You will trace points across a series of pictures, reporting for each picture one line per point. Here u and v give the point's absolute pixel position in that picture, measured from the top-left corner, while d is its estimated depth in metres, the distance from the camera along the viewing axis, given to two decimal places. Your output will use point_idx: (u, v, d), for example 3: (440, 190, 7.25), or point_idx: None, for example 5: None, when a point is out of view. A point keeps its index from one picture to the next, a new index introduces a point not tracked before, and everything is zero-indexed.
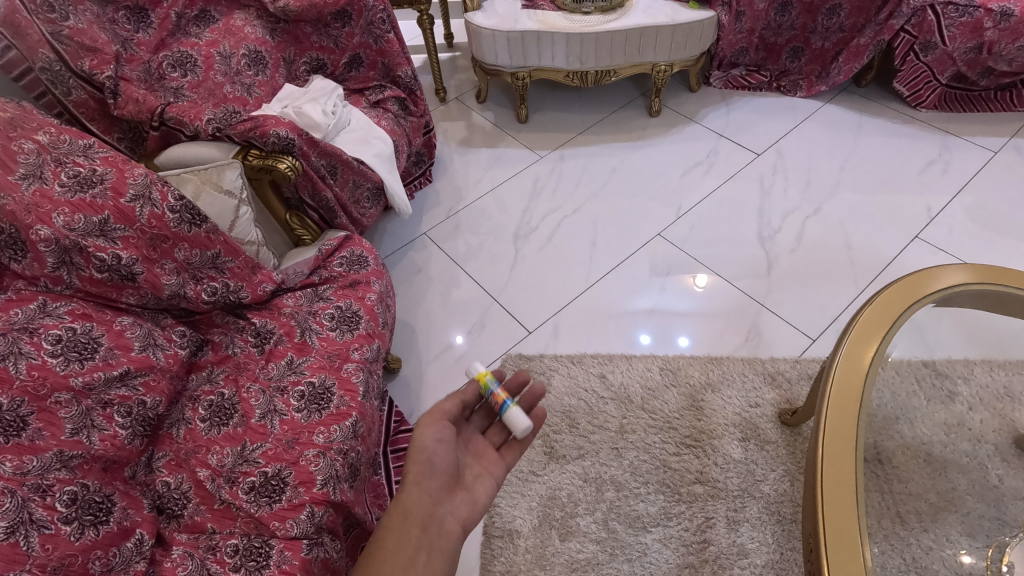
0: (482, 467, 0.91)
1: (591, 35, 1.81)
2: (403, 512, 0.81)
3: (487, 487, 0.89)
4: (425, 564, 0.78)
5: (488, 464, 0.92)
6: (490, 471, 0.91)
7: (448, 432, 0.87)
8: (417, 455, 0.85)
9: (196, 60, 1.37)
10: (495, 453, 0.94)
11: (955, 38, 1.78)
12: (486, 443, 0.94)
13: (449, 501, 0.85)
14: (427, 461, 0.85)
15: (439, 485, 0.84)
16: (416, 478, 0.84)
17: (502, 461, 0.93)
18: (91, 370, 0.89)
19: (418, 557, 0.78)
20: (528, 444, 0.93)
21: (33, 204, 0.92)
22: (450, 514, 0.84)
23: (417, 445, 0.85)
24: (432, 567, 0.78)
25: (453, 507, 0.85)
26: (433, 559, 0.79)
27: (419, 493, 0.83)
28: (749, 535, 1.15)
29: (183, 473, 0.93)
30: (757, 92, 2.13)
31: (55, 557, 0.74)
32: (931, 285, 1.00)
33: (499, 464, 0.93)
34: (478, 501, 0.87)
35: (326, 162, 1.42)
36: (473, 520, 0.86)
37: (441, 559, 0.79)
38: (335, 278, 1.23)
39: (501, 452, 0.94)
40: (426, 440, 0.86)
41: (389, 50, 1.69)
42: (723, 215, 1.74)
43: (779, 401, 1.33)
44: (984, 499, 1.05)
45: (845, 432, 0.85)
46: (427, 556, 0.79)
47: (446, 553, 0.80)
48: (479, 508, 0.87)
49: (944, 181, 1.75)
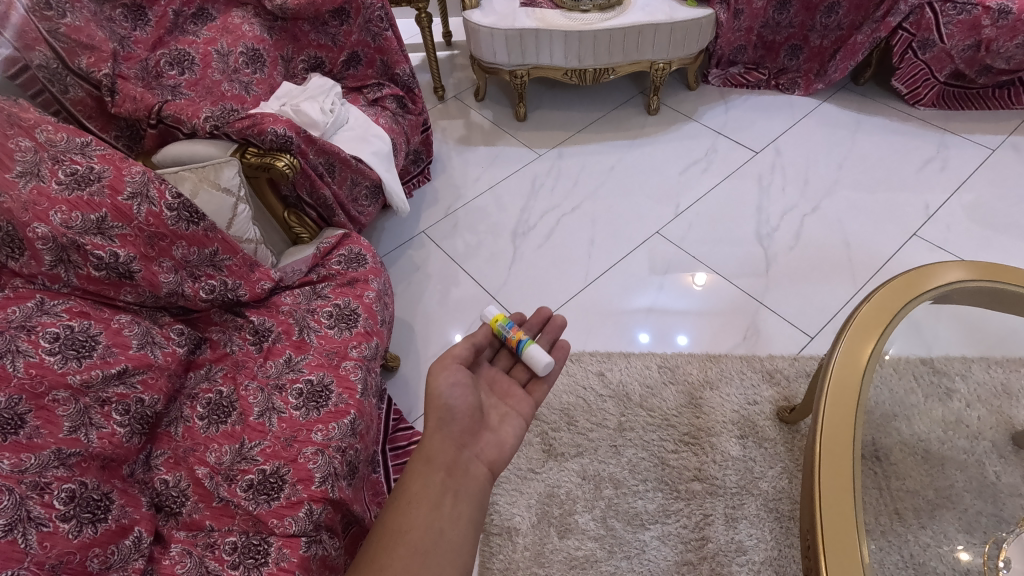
0: (505, 409, 0.93)
1: (589, 33, 1.81)
2: (425, 458, 0.82)
3: (511, 428, 0.90)
4: (453, 506, 0.79)
5: (514, 404, 0.94)
6: (515, 411, 0.93)
7: (463, 376, 0.88)
8: (434, 401, 0.85)
9: (194, 58, 1.37)
10: (518, 392, 0.96)
11: (953, 36, 1.78)
12: (510, 382, 0.97)
13: (473, 444, 0.86)
14: (446, 406, 0.85)
15: (460, 430, 0.85)
16: (436, 423, 0.84)
17: (529, 397, 0.96)
18: (88, 368, 0.88)
19: (445, 500, 0.79)
20: (554, 378, 0.97)
21: (31, 202, 0.92)
22: (474, 457, 0.85)
23: (433, 392, 0.85)
24: (460, 508, 0.79)
25: (477, 451, 0.86)
26: (460, 501, 0.80)
27: (440, 438, 0.84)
28: (747, 532, 1.16)
29: (182, 471, 0.93)
30: (755, 90, 2.13)
31: (53, 555, 0.74)
32: (929, 283, 1.00)
33: (524, 404, 0.94)
34: (502, 443, 0.88)
35: (324, 160, 1.42)
36: (500, 461, 0.87)
37: (468, 500, 0.80)
38: (333, 276, 1.23)
39: (526, 389, 0.97)
40: (441, 385, 0.85)
41: (388, 48, 1.68)
42: (721, 213, 1.74)
43: (777, 398, 1.33)
44: (982, 496, 1.05)
45: (843, 430, 0.86)
46: (453, 499, 0.79)
47: (473, 494, 0.81)
48: (504, 450, 0.88)
49: (942, 179, 1.76)
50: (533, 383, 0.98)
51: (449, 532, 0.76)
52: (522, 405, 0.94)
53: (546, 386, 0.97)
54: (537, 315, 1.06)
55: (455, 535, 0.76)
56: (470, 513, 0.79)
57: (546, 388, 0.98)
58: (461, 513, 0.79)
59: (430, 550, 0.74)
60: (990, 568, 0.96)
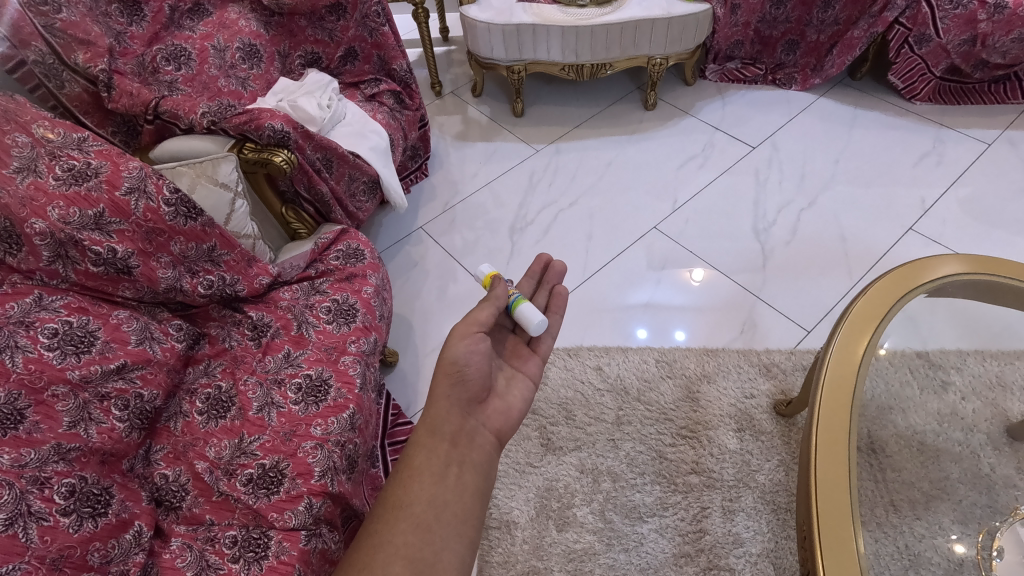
0: (513, 372, 0.93)
1: (586, 28, 1.81)
2: (429, 429, 0.81)
3: (519, 392, 0.90)
4: (457, 478, 0.78)
5: (521, 366, 0.94)
6: (521, 374, 0.93)
7: (483, 344, 0.85)
8: (446, 367, 0.83)
9: (190, 53, 1.37)
10: (526, 352, 0.96)
11: (950, 30, 1.79)
12: (517, 343, 0.97)
13: (480, 413, 0.85)
14: (454, 374, 0.83)
15: (467, 397, 0.84)
16: (442, 393, 0.83)
17: (535, 355, 0.96)
18: (88, 363, 0.89)
19: (450, 471, 0.78)
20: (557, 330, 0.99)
21: (29, 197, 0.92)
22: (481, 426, 0.84)
23: (448, 356, 0.83)
24: (465, 480, 0.78)
25: (483, 420, 0.85)
26: (465, 473, 0.79)
27: (446, 407, 0.82)
28: (744, 524, 1.16)
29: (181, 466, 0.93)
30: (751, 85, 2.13)
31: (53, 549, 0.74)
32: (923, 276, 1.01)
33: (532, 365, 0.95)
34: (510, 410, 0.88)
35: (322, 155, 1.42)
36: (506, 429, 0.87)
37: (473, 470, 0.80)
38: (331, 271, 1.24)
39: (533, 347, 0.97)
40: (458, 351, 0.83)
41: (385, 43, 1.68)
42: (718, 208, 1.74)
43: (774, 391, 1.33)
44: (978, 488, 1.05)
45: (840, 424, 0.86)
46: (459, 470, 0.79)
47: (478, 464, 0.80)
48: (511, 417, 0.88)
49: (938, 173, 1.76)
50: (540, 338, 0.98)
51: (453, 505, 0.76)
52: (531, 368, 0.94)
53: (551, 339, 0.98)
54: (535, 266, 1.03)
55: (460, 507, 0.76)
56: (475, 484, 0.79)
57: (551, 344, 0.98)
58: (466, 484, 0.78)
59: (434, 523, 0.73)
60: (983, 562, 0.96)
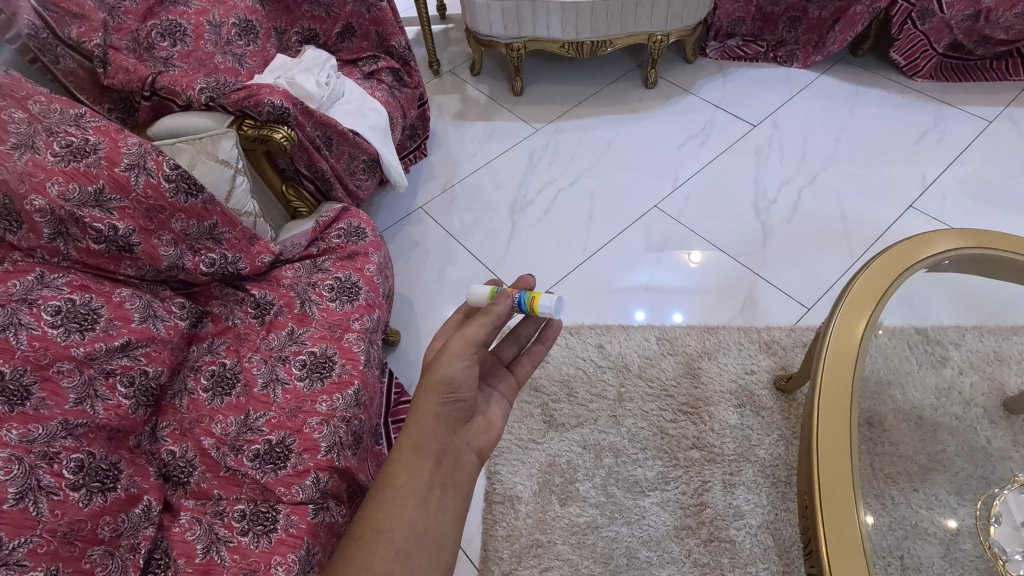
0: (493, 390, 0.87)
1: (586, 5, 1.78)
2: (413, 445, 0.74)
3: (499, 409, 0.85)
4: (439, 501, 0.73)
5: (500, 385, 0.88)
6: (500, 393, 0.87)
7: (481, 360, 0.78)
8: (436, 385, 0.75)
9: (185, 29, 1.33)
10: (504, 372, 0.90)
11: (953, 6, 1.77)
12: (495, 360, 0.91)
13: (466, 430, 0.79)
14: (444, 388, 0.75)
15: (454, 414, 0.77)
16: (430, 410, 0.75)
17: (512, 377, 0.90)
18: (92, 341, 0.89)
19: (432, 494, 0.73)
20: (542, 358, 0.92)
21: (27, 173, 0.91)
22: (466, 445, 0.78)
23: (443, 374, 0.75)
24: (447, 503, 0.73)
25: (469, 437, 0.79)
26: (447, 496, 0.74)
27: (432, 425, 0.75)
28: (744, 497, 1.18)
29: (188, 442, 0.94)
30: (752, 63, 2.11)
31: (64, 523, 0.74)
32: (924, 251, 1.01)
33: (508, 386, 0.89)
34: (490, 427, 0.83)
35: (321, 133, 1.41)
36: (490, 446, 0.82)
37: (455, 493, 0.74)
38: (333, 249, 1.23)
39: (510, 368, 0.91)
40: (454, 370, 0.75)
41: (382, 19, 1.64)
42: (718, 189, 1.73)
43: (774, 367, 1.35)
44: (972, 460, 1.08)
45: (839, 401, 0.87)
46: (441, 493, 0.73)
47: (461, 486, 0.75)
48: (494, 434, 0.83)
49: (939, 151, 1.76)
50: (518, 360, 0.92)
51: (433, 532, 0.71)
52: (506, 386, 0.89)
53: (529, 366, 0.91)
54: (521, 282, 0.87)
55: (440, 535, 0.71)
56: (456, 508, 0.74)
57: (529, 368, 0.92)
58: (447, 510, 0.73)
59: (413, 551, 0.69)
60: (982, 528, 0.96)
